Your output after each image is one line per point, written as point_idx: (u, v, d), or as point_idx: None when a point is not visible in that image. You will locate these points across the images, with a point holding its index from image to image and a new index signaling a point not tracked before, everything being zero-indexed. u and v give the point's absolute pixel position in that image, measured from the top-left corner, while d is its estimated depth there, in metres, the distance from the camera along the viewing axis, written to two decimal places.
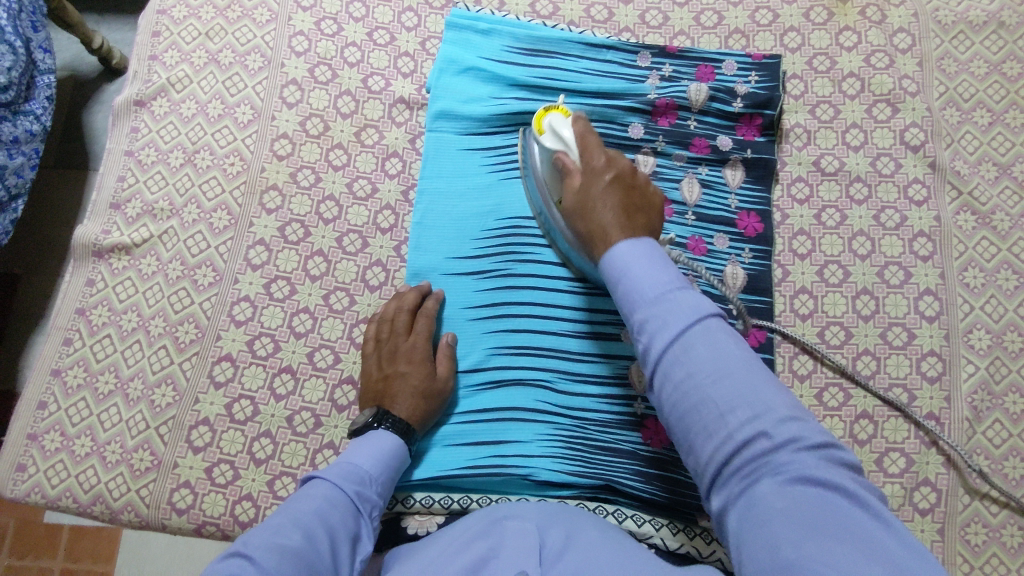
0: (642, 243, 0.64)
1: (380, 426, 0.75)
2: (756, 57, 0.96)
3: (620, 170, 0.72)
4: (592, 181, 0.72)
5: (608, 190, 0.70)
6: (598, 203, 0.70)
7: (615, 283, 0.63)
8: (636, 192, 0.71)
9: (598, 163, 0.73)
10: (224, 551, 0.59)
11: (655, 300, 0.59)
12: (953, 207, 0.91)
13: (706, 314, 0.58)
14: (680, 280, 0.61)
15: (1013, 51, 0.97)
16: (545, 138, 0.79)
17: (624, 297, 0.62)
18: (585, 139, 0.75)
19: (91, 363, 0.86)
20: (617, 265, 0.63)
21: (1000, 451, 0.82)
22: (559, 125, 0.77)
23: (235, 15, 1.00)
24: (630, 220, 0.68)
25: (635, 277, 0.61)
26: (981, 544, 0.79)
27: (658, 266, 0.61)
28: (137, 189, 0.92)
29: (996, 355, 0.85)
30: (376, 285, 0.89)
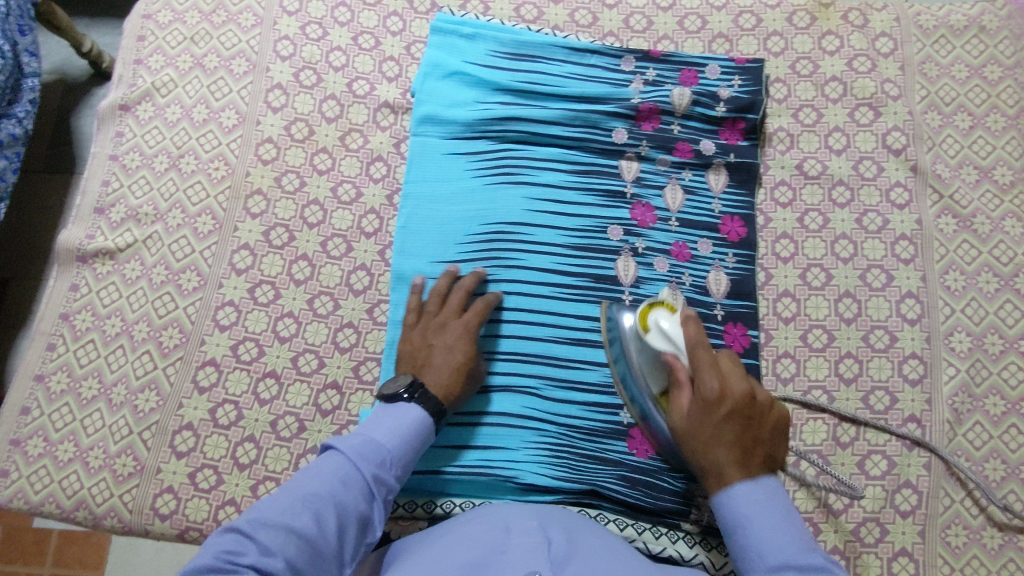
0: (765, 486, 0.66)
1: (410, 398, 0.74)
2: (738, 62, 0.96)
3: (738, 402, 0.69)
4: (704, 412, 0.70)
5: (726, 426, 0.68)
6: (713, 440, 0.69)
7: (733, 531, 0.65)
8: (752, 420, 0.69)
9: (711, 390, 0.69)
10: (228, 523, 0.60)
11: (782, 557, 0.61)
12: (934, 210, 0.92)
13: (830, 572, 0.59)
14: (803, 541, 0.62)
15: (994, 55, 0.98)
16: (650, 337, 0.75)
17: (744, 549, 0.64)
18: (695, 348, 0.72)
19: (74, 368, 0.86)
20: (738, 513, 0.65)
21: (981, 453, 0.83)
22: (668, 328, 0.74)
23: (221, 19, 1.00)
24: (751, 459, 0.67)
25: (758, 534, 0.63)
26: (961, 546, 0.80)
27: (782, 518, 0.64)
28: (122, 194, 0.92)
29: (977, 357, 0.86)
30: (360, 289, 0.89)
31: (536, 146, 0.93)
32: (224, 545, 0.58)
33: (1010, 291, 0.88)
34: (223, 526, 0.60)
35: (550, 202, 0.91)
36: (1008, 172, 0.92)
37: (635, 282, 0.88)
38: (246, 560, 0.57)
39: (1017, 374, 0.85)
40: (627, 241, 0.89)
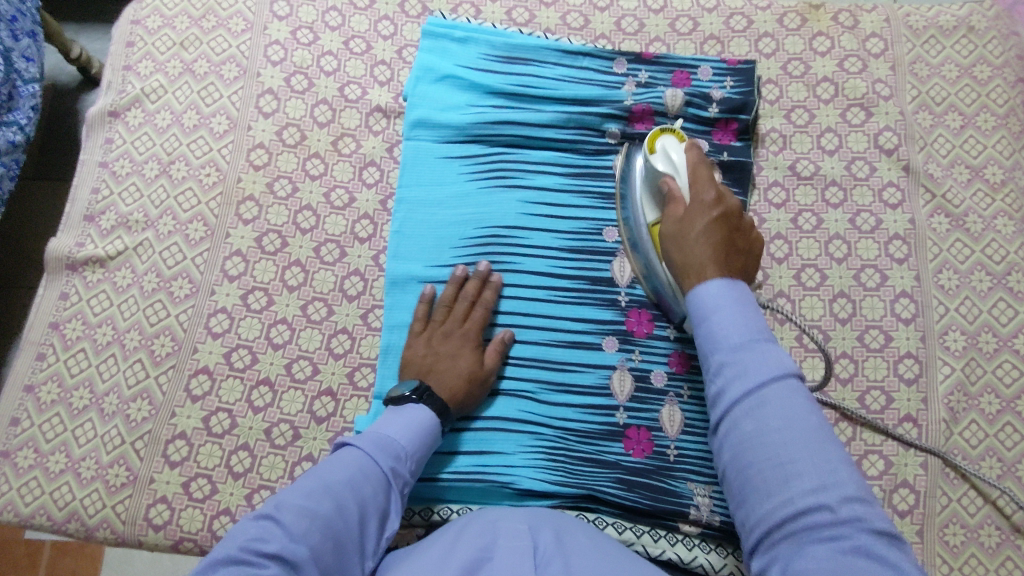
0: (733, 284, 0.69)
1: (418, 399, 0.75)
2: (730, 63, 0.96)
3: (727, 210, 0.75)
4: (697, 214, 0.75)
5: (710, 225, 0.74)
6: (695, 239, 0.74)
7: (702, 319, 0.68)
8: (737, 232, 0.75)
9: (708, 197, 0.76)
10: (254, 512, 0.62)
11: (738, 349, 0.64)
12: (927, 210, 0.92)
13: (785, 372, 0.62)
14: (760, 332, 0.65)
15: (983, 54, 0.98)
16: (657, 160, 0.82)
17: (705, 337, 0.67)
18: (695, 168, 0.78)
19: (65, 378, 0.85)
20: (705, 303, 0.68)
21: (977, 451, 0.83)
22: (674, 150, 0.81)
23: (210, 24, 0.99)
24: (726, 258, 0.72)
25: (720, 319, 0.66)
26: (959, 545, 0.80)
27: (745, 315, 0.66)
28: (112, 202, 0.91)
29: (972, 356, 0.86)
30: (354, 294, 0.88)
31: (530, 149, 0.93)
32: (251, 533, 0.59)
33: (1003, 289, 0.88)
34: (247, 515, 0.61)
35: (544, 205, 0.90)
36: (999, 171, 0.93)
37: (631, 283, 0.88)
38: (276, 546, 0.58)
39: (1011, 372, 0.85)
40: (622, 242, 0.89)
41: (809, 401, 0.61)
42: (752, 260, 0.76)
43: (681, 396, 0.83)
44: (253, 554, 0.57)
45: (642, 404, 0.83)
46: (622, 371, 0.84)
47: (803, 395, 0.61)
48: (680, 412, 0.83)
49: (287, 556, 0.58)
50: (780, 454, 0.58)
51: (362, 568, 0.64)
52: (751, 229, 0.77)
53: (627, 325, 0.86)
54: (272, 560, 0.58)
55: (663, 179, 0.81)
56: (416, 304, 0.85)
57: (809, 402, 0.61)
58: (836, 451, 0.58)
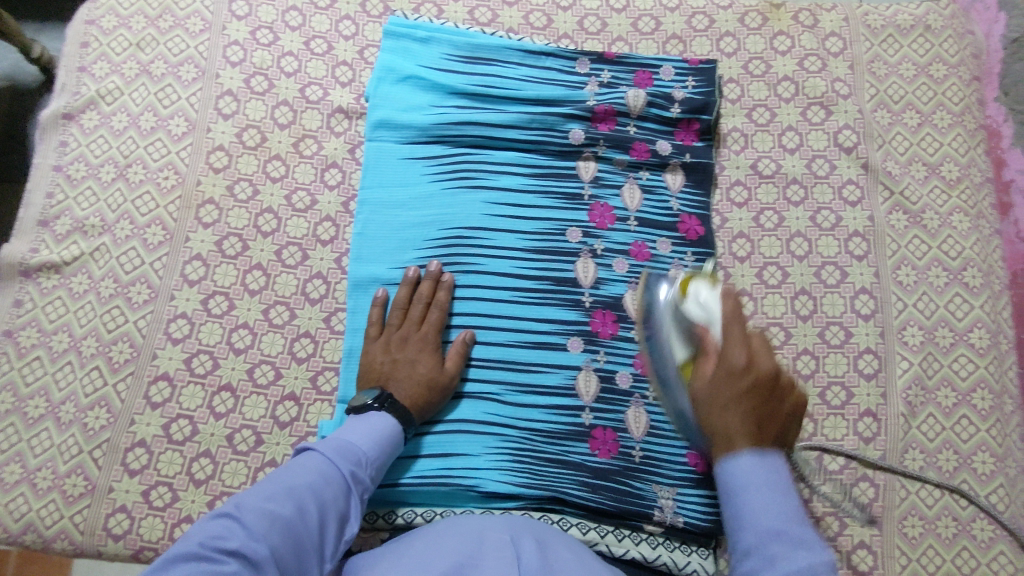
0: (767, 459, 0.59)
1: (380, 408, 0.76)
2: (692, 63, 0.97)
3: (761, 377, 0.63)
4: (725, 382, 0.63)
5: (743, 398, 0.62)
6: (726, 412, 0.62)
7: (729, 497, 0.59)
8: (770, 405, 0.62)
9: (738, 361, 0.63)
10: (213, 511, 0.60)
11: (771, 534, 0.55)
12: (885, 207, 0.93)
13: (810, 557, 0.53)
14: (796, 518, 0.56)
15: (938, 53, 1.00)
16: (686, 304, 0.71)
17: (736, 517, 0.58)
18: (729, 322, 0.65)
19: (20, 387, 0.83)
20: (733, 484, 0.59)
21: (934, 444, 0.85)
22: (706, 297, 0.69)
23: (167, 24, 0.97)
24: (761, 431, 0.61)
25: (753, 501, 0.57)
26: (917, 536, 0.81)
27: (781, 498, 0.57)
28: (67, 206, 0.90)
29: (929, 350, 0.88)
30: (317, 298, 0.88)
31: (493, 150, 0.93)
32: (211, 531, 0.58)
33: (959, 284, 0.90)
34: (207, 514, 0.60)
35: (507, 205, 0.90)
36: (955, 168, 0.94)
37: (595, 284, 0.88)
38: (237, 543, 0.57)
39: (966, 365, 0.87)
40: (586, 243, 0.89)
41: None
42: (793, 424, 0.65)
43: (646, 398, 0.84)
44: (212, 552, 0.56)
45: (608, 405, 0.83)
46: (587, 372, 0.84)
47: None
48: (645, 414, 0.83)
49: (247, 554, 0.57)
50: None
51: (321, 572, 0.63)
52: (791, 386, 0.65)
53: (592, 326, 0.86)
54: (231, 558, 0.57)
55: (694, 326, 0.70)
56: (370, 308, 0.85)
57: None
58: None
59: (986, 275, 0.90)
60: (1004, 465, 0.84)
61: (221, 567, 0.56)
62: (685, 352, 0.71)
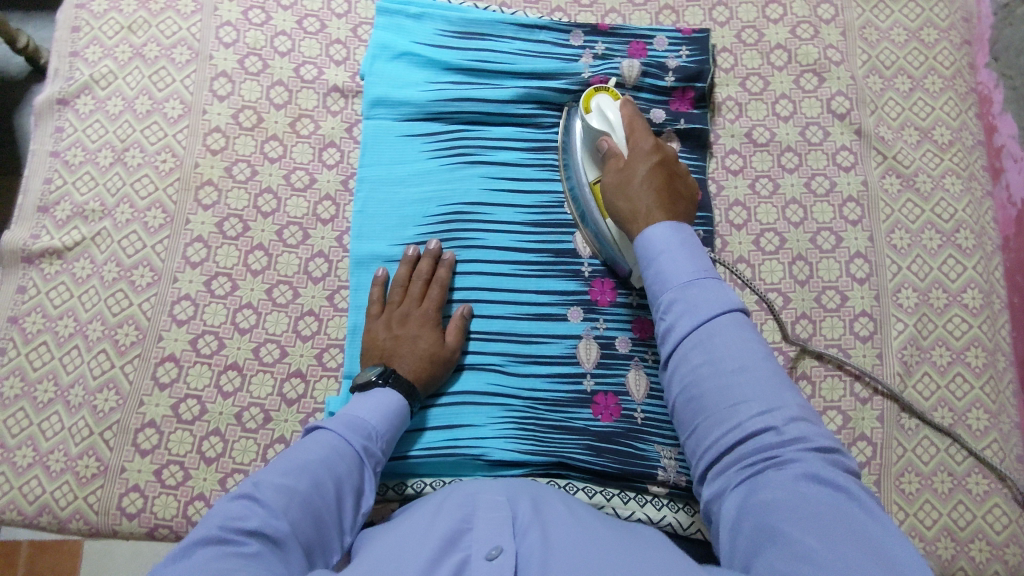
0: (681, 229, 0.70)
1: (385, 383, 0.76)
2: (685, 32, 0.97)
3: (665, 155, 0.78)
4: (637, 161, 0.78)
5: (650, 175, 0.76)
6: (637, 188, 0.76)
7: (648, 263, 0.70)
8: (673, 178, 0.77)
9: (645, 146, 0.78)
10: (230, 493, 0.61)
11: (682, 287, 0.66)
12: (879, 171, 0.94)
13: (729, 310, 0.65)
14: (709, 271, 0.67)
15: (929, 18, 1.00)
16: (590, 117, 0.84)
17: (655, 279, 0.69)
18: (634, 121, 0.81)
19: (28, 372, 0.84)
20: (656, 245, 0.70)
21: (930, 403, 0.86)
22: (605, 107, 0.83)
23: (159, 7, 0.97)
24: (670, 204, 0.74)
25: (665, 263, 0.68)
26: (914, 492, 0.83)
27: (694, 257, 0.68)
28: (66, 191, 0.90)
29: (923, 312, 0.89)
30: (319, 276, 0.88)
31: (491, 125, 0.93)
32: (231, 512, 0.58)
33: (952, 246, 0.91)
34: (224, 497, 0.60)
35: (507, 180, 0.91)
36: (947, 132, 0.96)
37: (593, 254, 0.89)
38: (257, 522, 0.58)
39: (960, 325, 0.89)
40: None
41: (791, 390, 0.62)
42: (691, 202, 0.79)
43: (645, 361, 0.85)
44: (235, 532, 0.57)
45: (608, 370, 0.85)
46: (587, 341, 0.86)
47: (750, 331, 0.64)
48: (645, 376, 0.85)
49: (268, 532, 0.58)
50: (728, 381, 0.62)
51: (341, 544, 0.65)
52: (686, 173, 0.80)
53: (590, 295, 0.87)
54: (253, 536, 0.57)
55: (597, 134, 0.83)
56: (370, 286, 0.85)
57: (753, 335, 0.64)
58: (788, 403, 0.61)
59: (978, 236, 0.92)
60: (997, 421, 0.86)
61: (244, 547, 0.56)
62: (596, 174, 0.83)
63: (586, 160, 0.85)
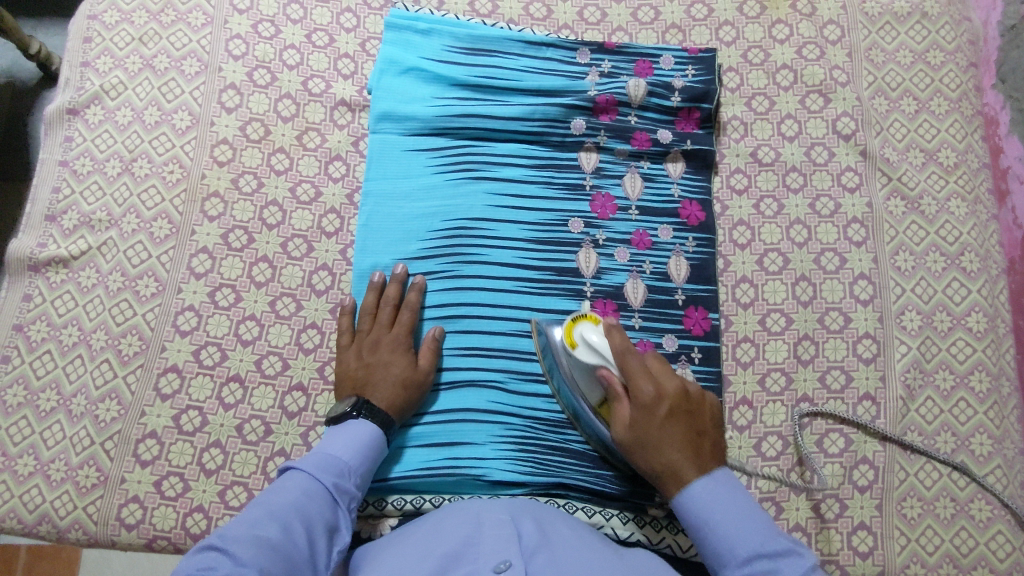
0: (719, 480, 0.68)
1: (358, 416, 0.76)
2: (691, 52, 0.98)
3: (674, 399, 0.71)
4: (648, 417, 0.71)
5: (667, 426, 0.70)
6: (661, 447, 0.70)
7: (699, 530, 0.66)
8: (692, 415, 0.72)
9: (650, 395, 0.71)
10: (198, 545, 0.60)
11: (745, 563, 0.63)
12: (884, 193, 0.94)
13: (788, 550, 0.62)
14: (762, 528, 0.65)
15: (935, 40, 1.00)
16: (578, 352, 0.74)
17: (710, 545, 0.65)
18: (625, 358, 0.72)
19: (31, 380, 0.84)
20: (700, 512, 0.66)
21: (933, 427, 0.86)
22: (589, 336, 0.74)
23: (170, 19, 0.98)
24: (700, 458, 0.69)
25: (723, 531, 0.65)
26: (916, 517, 0.83)
27: (743, 512, 0.66)
28: (73, 201, 0.90)
29: (927, 335, 0.89)
30: (322, 289, 0.89)
31: (496, 142, 0.93)
32: (199, 564, 0.57)
33: (956, 269, 0.91)
34: (191, 549, 0.59)
35: (510, 197, 0.91)
36: (952, 154, 0.96)
37: (596, 273, 0.89)
38: (226, 573, 0.57)
39: (964, 349, 0.88)
40: (588, 233, 0.91)
41: None
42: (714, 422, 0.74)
43: None
44: None
45: None
46: None
47: (817, 570, 0.61)
48: None
49: None
50: None
51: None
52: (694, 390, 0.74)
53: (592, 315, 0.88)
54: None
55: (589, 370, 0.74)
56: (340, 315, 0.86)
57: (821, 574, 0.61)
58: None
59: (983, 260, 0.92)
60: (1001, 447, 0.85)
61: None
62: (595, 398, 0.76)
63: (577, 382, 0.77)
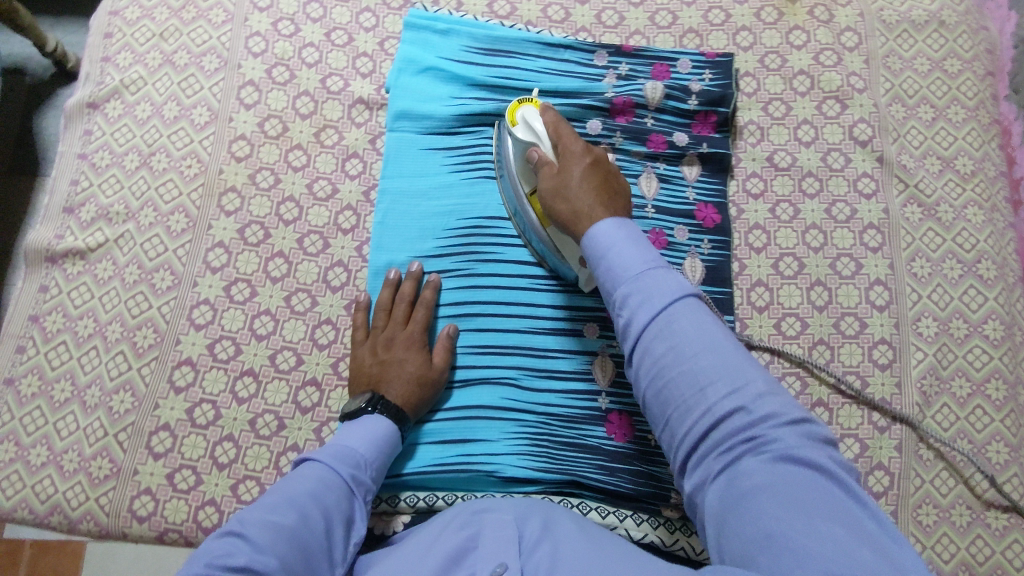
0: (625, 224, 0.66)
1: (373, 411, 0.76)
2: (709, 56, 0.98)
3: (596, 156, 0.75)
4: (570, 165, 0.74)
5: (585, 175, 0.73)
6: (576, 184, 0.72)
7: (597, 259, 0.65)
8: (611, 177, 0.74)
9: (576, 147, 0.75)
10: (218, 531, 0.61)
11: (636, 279, 0.62)
12: (900, 200, 0.94)
13: (683, 295, 0.61)
14: (657, 262, 0.63)
15: (953, 49, 1.01)
16: (517, 130, 0.80)
17: (606, 275, 0.64)
18: (557, 126, 0.77)
19: (46, 371, 0.85)
20: (602, 245, 0.65)
21: (949, 434, 0.85)
22: (531, 117, 0.79)
23: (191, 15, 0.99)
24: (611, 203, 0.71)
25: (620, 257, 0.63)
26: (932, 524, 0.82)
27: (643, 250, 0.64)
28: (91, 193, 0.91)
29: (943, 341, 0.88)
30: (338, 285, 0.89)
31: None
32: (218, 550, 0.58)
33: (973, 276, 0.91)
34: (211, 535, 0.60)
35: None
36: (969, 162, 0.95)
37: None
38: (244, 559, 0.58)
39: (981, 356, 0.88)
40: None
41: (755, 371, 0.59)
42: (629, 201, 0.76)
43: None
44: (221, 570, 0.57)
45: (624, 388, 0.84)
46: (603, 357, 0.85)
47: (708, 315, 0.60)
48: None
49: (256, 568, 0.58)
50: (693, 371, 0.58)
51: None
52: (617, 171, 0.77)
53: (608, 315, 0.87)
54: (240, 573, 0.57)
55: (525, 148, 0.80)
56: (354, 312, 0.86)
57: (710, 317, 0.61)
58: (758, 385, 0.57)
59: (1000, 267, 0.91)
60: (1017, 455, 0.84)
61: None
62: (529, 183, 0.82)
63: (519, 177, 0.83)
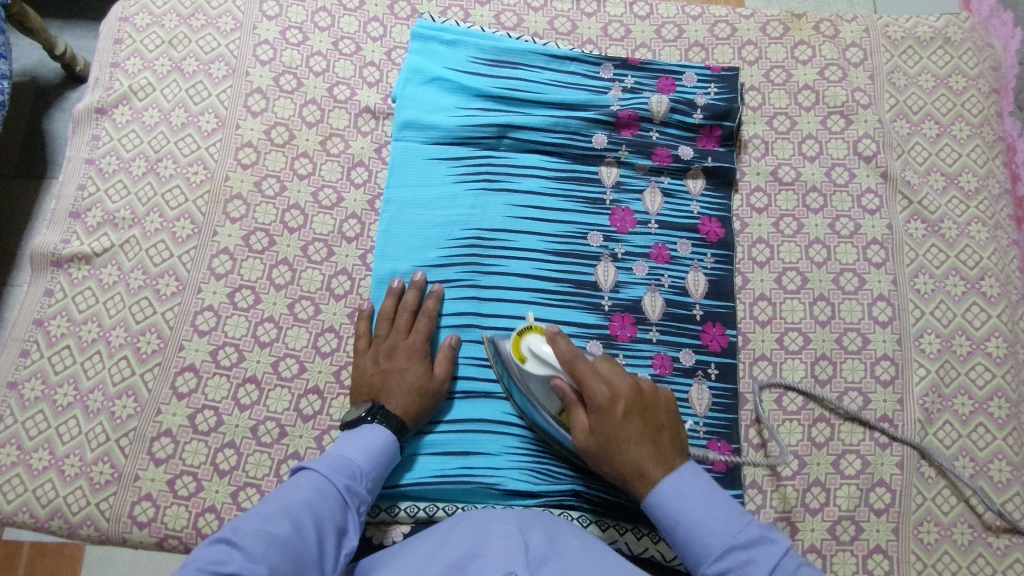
0: (682, 475, 0.67)
1: (372, 420, 0.76)
2: (714, 70, 0.99)
3: (627, 397, 0.71)
4: (606, 418, 0.70)
5: (626, 422, 0.70)
6: (624, 440, 0.70)
7: (671, 528, 0.66)
8: (649, 412, 0.72)
9: (603, 397, 0.71)
10: (209, 539, 0.60)
11: (726, 549, 0.62)
12: (904, 216, 0.94)
13: (763, 541, 0.62)
14: (725, 507, 0.65)
15: (958, 66, 1.01)
16: (528, 364, 0.75)
17: (683, 536, 0.64)
18: (575, 362, 0.72)
19: (49, 375, 0.85)
20: (675, 512, 0.65)
21: (950, 452, 0.85)
22: (537, 348, 0.75)
23: (200, 23, 0.99)
24: (662, 449, 0.69)
25: (693, 524, 0.64)
26: (933, 542, 0.82)
27: (707, 497, 0.65)
28: (98, 199, 0.91)
29: (946, 358, 0.88)
30: (341, 293, 0.89)
31: (518, 153, 0.94)
32: (210, 557, 0.58)
33: (976, 294, 0.91)
34: (203, 542, 0.60)
35: (531, 208, 0.92)
36: (973, 179, 0.96)
37: (615, 286, 0.90)
38: (235, 567, 0.58)
39: (983, 374, 0.88)
40: (607, 246, 0.91)
41: None
42: (673, 414, 0.74)
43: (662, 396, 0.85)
44: None
45: None
46: None
47: (790, 556, 0.61)
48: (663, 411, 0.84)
49: None
50: None
51: None
52: (650, 388, 0.74)
53: (610, 329, 0.88)
54: None
55: (544, 379, 0.75)
56: (357, 321, 0.86)
57: (798, 564, 0.61)
58: None
59: (1004, 285, 0.91)
60: (1020, 474, 0.84)
61: None
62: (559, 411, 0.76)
63: (537, 398, 0.77)
